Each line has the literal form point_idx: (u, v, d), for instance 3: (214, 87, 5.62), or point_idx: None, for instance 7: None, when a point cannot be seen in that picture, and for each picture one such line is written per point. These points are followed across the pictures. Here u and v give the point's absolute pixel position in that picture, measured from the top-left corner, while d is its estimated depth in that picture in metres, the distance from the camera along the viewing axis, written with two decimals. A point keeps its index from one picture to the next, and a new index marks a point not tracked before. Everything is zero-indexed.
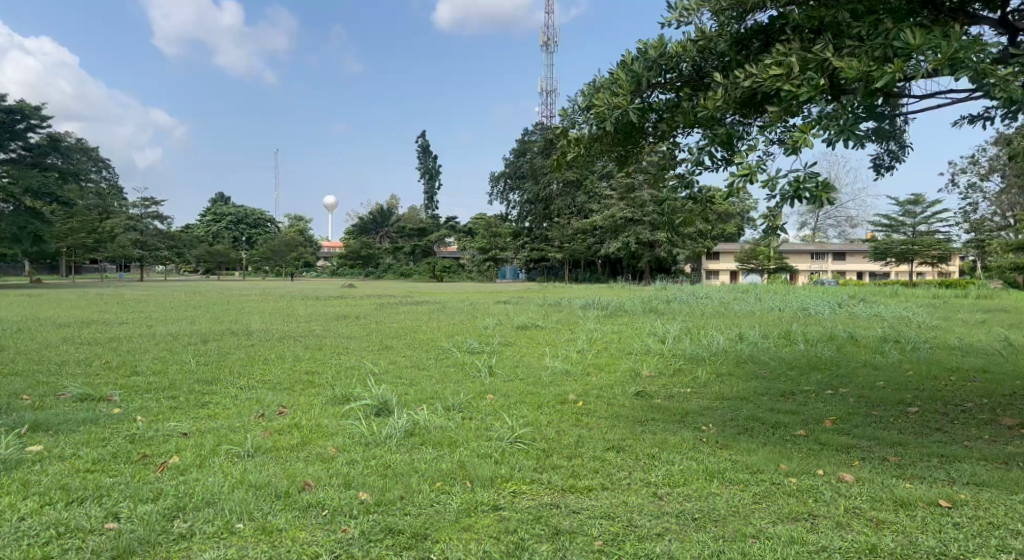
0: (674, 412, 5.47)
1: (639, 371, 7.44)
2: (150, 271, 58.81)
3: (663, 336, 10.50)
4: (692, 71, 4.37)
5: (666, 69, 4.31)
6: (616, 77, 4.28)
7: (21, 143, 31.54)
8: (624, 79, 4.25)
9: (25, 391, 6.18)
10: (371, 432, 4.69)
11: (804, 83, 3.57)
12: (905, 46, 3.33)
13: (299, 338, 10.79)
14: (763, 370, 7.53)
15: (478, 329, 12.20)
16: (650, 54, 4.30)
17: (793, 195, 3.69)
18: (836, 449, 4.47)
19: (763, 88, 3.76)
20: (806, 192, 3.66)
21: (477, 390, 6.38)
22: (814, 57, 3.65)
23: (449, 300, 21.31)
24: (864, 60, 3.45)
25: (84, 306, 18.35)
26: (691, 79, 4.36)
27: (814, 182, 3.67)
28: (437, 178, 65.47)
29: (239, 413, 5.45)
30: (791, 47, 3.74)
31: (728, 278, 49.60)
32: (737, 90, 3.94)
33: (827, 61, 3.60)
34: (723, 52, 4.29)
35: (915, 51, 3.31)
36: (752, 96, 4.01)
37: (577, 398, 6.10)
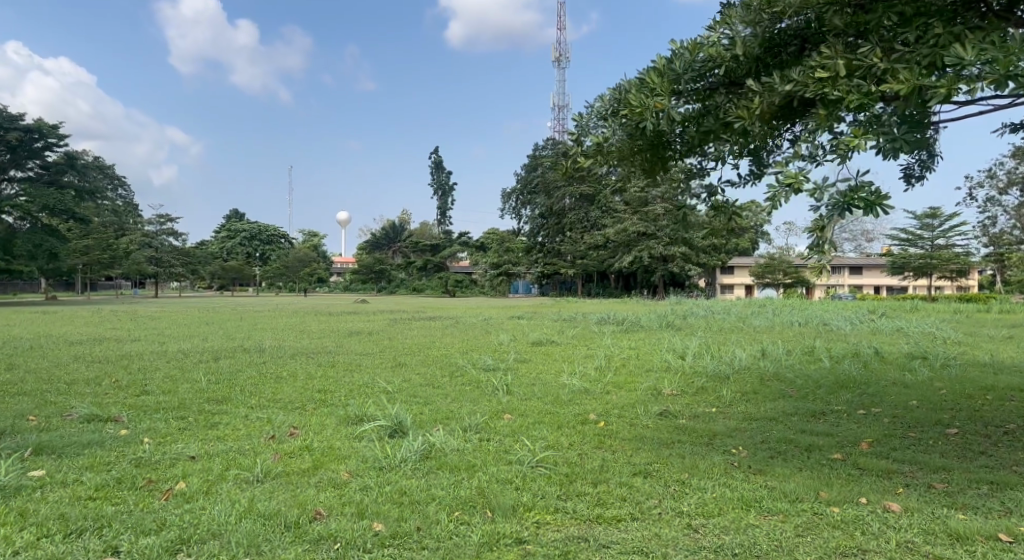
0: (699, 432, 5.26)
1: (661, 389, 7.20)
2: (165, 287, 59.11)
3: (683, 352, 10.24)
4: (725, 76, 4.17)
5: (697, 76, 4.12)
6: (647, 84, 4.09)
7: (39, 161, 31.87)
8: (654, 86, 4.07)
9: (31, 412, 6.04)
10: (386, 456, 4.49)
11: (852, 90, 3.37)
12: (958, 59, 3.11)
13: (313, 355, 10.66)
14: (790, 389, 7.25)
15: (493, 346, 12.02)
16: (680, 60, 4.11)
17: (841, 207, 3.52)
18: (877, 475, 4.24)
19: (807, 93, 3.56)
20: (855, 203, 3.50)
21: (494, 410, 6.18)
22: (862, 63, 3.45)
23: (462, 315, 21.11)
24: (917, 68, 3.24)
25: (98, 323, 18.35)
26: (723, 85, 4.16)
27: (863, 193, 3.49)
28: (450, 194, 65.64)
29: (249, 435, 5.27)
30: (836, 51, 3.54)
31: (743, 293, 49.12)
32: (775, 96, 3.74)
33: (876, 67, 3.39)
34: (758, 57, 4.09)
35: (969, 64, 3.08)
36: (790, 103, 3.82)
37: (598, 418, 5.88)
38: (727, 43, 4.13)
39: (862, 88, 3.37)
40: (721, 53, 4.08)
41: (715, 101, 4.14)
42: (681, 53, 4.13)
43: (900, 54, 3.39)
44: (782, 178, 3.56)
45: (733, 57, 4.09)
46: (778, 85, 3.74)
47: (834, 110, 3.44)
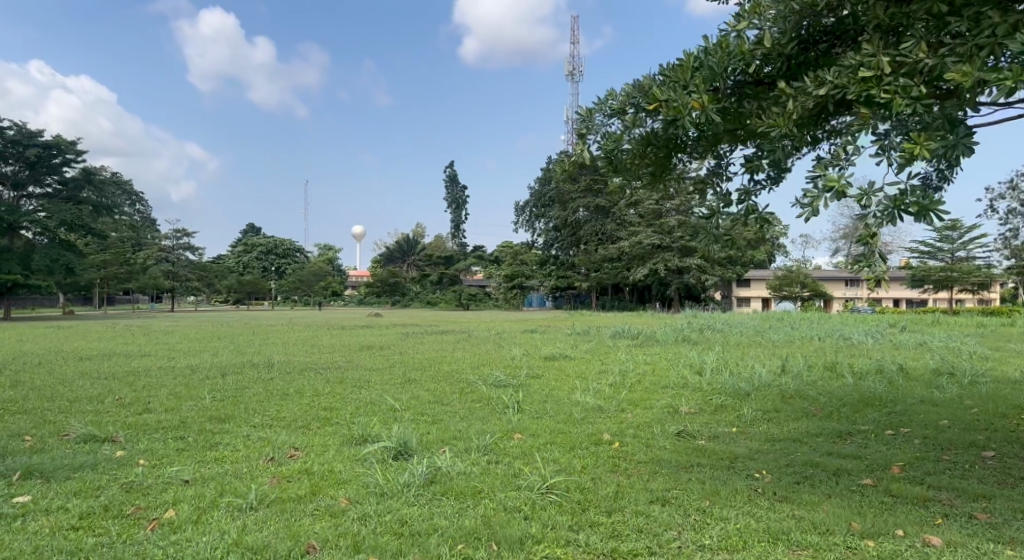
0: (717, 454, 5.02)
1: (677, 408, 6.92)
2: (181, 301, 59.41)
3: (700, 368, 9.93)
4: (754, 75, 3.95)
5: (726, 73, 3.92)
6: (675, 79, 3.88)
7: (57, 177, 32.10)
8: (683, 81, 3.85)
9: (27, 431, 5.86)
10: (388, 481, 4.27)
11: (897, 89, 3.17)
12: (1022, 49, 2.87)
13: (321, 370, 10.45)
14: (812, 408, 6.97)
15: (505, 361, 11.76)
16: (710, 56, 3.90)
17: (893, 211, 3.49)
18: (910, 503, 3.95)
19: (848, 93, 3.36)
20: (907, 206, 3.43)
21: (503, 429, 5.92)
22: (906, 59, 3.24)
23: (475, 328, 20.83)
24: (972, 63, 3.02)
25: (110, 338, 18.24)
26: (751, 84, 3.94)
27: (914, 196, 3.44)
28: (464, 208, 65.68)
29: (248, 456, 5.06)
30: (877, 46, 3.34)
31: (760, 306, 48.55)
32: (810, 96, 3.53)
33: (923, 63, 3.18)
34: (791, 54, 3.87)
35: None
36: (824, 105, 3.61)
37: (612, 438, 5.62)
38: (755, 39, 3.93)
39: (908, 87, 3.15)
40: (752, 50, 3.87)
41: (741, 102, 3.93)
42: (711, 49, 3.93)
43: (948, 48, 3.20)
44: (824, 183, 3.47)
45: (763, 54, 3.89)
46: (814, 83, 3.54)
47: (879, 109, 3.26)
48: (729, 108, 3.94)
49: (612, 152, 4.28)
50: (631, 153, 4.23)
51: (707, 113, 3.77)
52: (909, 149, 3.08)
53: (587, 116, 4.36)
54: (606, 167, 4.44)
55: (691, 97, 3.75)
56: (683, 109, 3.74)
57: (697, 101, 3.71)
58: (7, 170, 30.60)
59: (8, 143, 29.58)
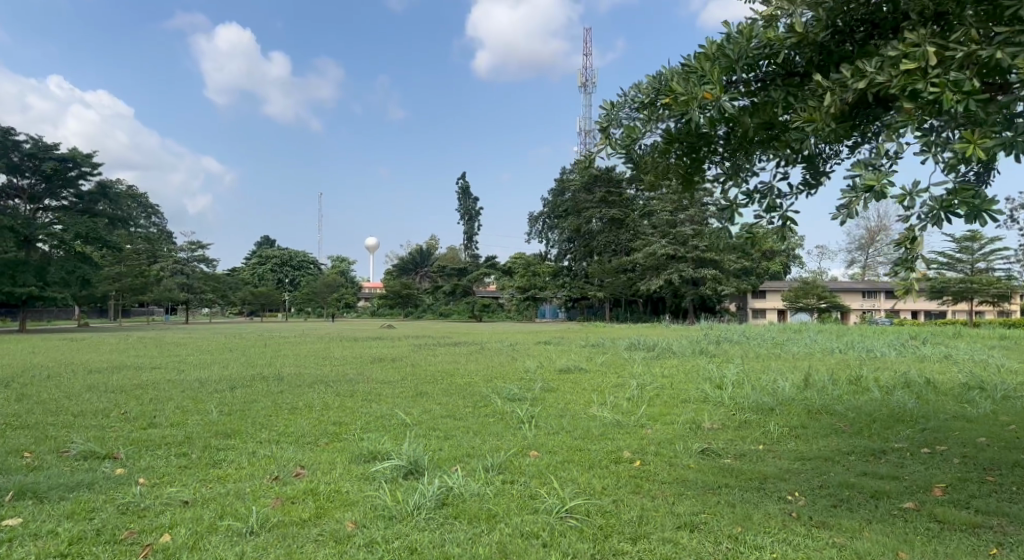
0: (747, 474, 4.79)
1: (699, 423, 6.65)
2: (195, 313, 59.67)
3: (721, 381, 9.62)
4: (783, 65, 3.73)
5: (751, 64, 3.71)
6: (693, 68, 3.69)
7: (73, 191, 32.29)
8: (701, 70, 3.66)
9: (26, 448, 5.66)
10: (396, 502, 4.03)
11: (951, 84, 2.96)
12: None
13: (332, 383, 10.23)
14: (841, 425, 6.67)
15: (519, 373, 11.49)
16: (734, 42, 3.70)
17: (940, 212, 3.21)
18: (959, 529, 3.67)
19: (893, 85, 3.13)
20: (958, 206, 3.17)
21: (518, 445, 5.67)
22: (955, 49, 3.03)
23: (488, 341, 20.54)
24: None
25: (123, 351, 18.15)
26: (780, 75, 3.73)
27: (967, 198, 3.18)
28: (476, 219, 65.54)
29: (252, 475, 4.85)
30: (922, 36, 3.13)
31: (776, 317, 47.98)
32: (848, 90, 3.31)
33: (978, 54, 2.96)
34: (824, 43, 3.64)
35: None
36: (863, 98, 3.39)
37: (633, 455, 5.37)
38: (787, 27, 3.71)
39: (960, 81, 2.94)
40: (781, 36, 3.66)
41: (771, 95, 3.71)
42: (735, 35, 3.73)
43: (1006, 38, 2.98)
44: (864, 183, 3.25)
45: (794, 42, 3.66)
46: (852, 72, 3.32)
47: (925, 103, 3.05)
48: (756, 102, 3.74)
49: (631, 147, 4.08)
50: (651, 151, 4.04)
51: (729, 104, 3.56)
52: (964, 148, 2.92)
53: (608, 109, 4.18)
54: (626, 166, 4.25)
55: (708, 86, 3.55)
56: (698, 99, 3.55)
57: (712, 89, 3.52)
58: (24, 183, 30.77)
59: (25, 157, 29.74)
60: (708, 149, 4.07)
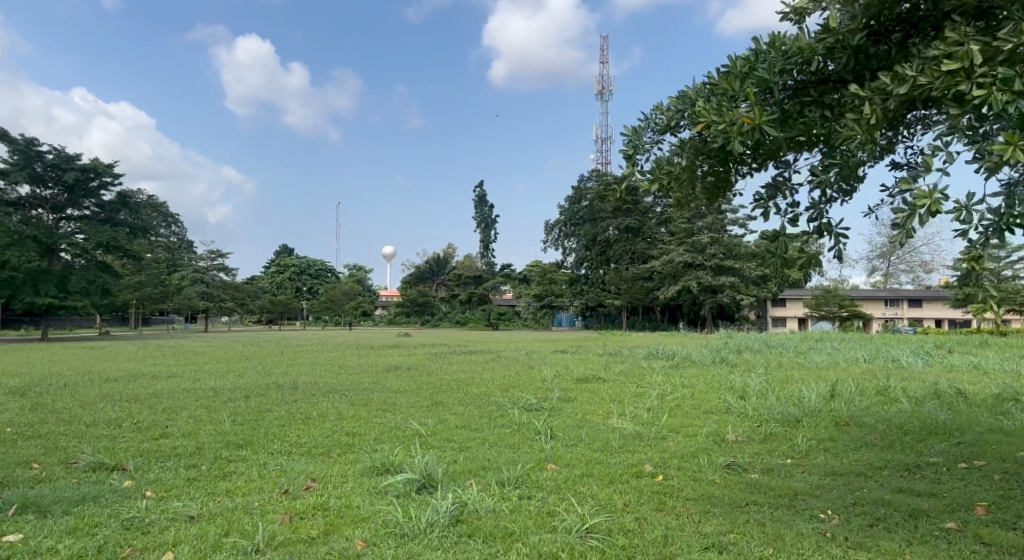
0: (777, 492, 4.60)
1: (723, 435, 6.43)
2: (214, 321, 60.06)
3: (744, 391, 9.38)
4: (816, 74, 3.52)
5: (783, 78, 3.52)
6: (722, 89, 3.51)
7: (95, 201, 32.55)
8: (733, 91, 3.48)
9: (34, 459, 5.56)
10: (408, 518, 3.88)
11: (997, 85, 2.74)
12: None
13: (347, 392, 10.10)
14: (871, 437, 6.43)
15: (536, 382, 11.29)
16: (763, 56, 3.50)
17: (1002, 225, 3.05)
18: (1009, 554, 3.44)
19: (935, 92, 2.93)
20: None
21: (536, 458, 5.49)
22: (1000, 45, 2.81)
23: (505, 349, 20.36)
24: None
25: (141, 359, 18.16)
26: (813, 85, 3.53)
27: None
28: (493, 227, 65.48)
29: (261, 489, 4.71)
30: (964, 33, 2.92)
31: (796, 325, 47.38)
32: (890, 99, 3.09)
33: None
34: (859, 46, 3.43)
35: None
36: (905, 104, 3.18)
37: (655, 470, 5.16)
38: (817, 34, 3.50)
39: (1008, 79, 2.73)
40: (813, 45, 3.47)
41: (807, 108, 3.50)
42: (765, 48, 3.53)
43: None
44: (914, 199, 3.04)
45: (826, 50, 3.46)
46: (891, 78, 3.12)
47: (973, 106, 2.85)
48: (791, 115, 3.53)
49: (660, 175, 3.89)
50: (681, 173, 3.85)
51: (769, 128, 3.34)
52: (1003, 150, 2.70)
53: (632, 135, 3.98)
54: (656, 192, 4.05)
55: (745, 109, 3.35)
56: (736, 124, 3.35)
57: (751, 113, 3.31)
58: (46, 193, 31.07)
59: (48, 167, 30.02)
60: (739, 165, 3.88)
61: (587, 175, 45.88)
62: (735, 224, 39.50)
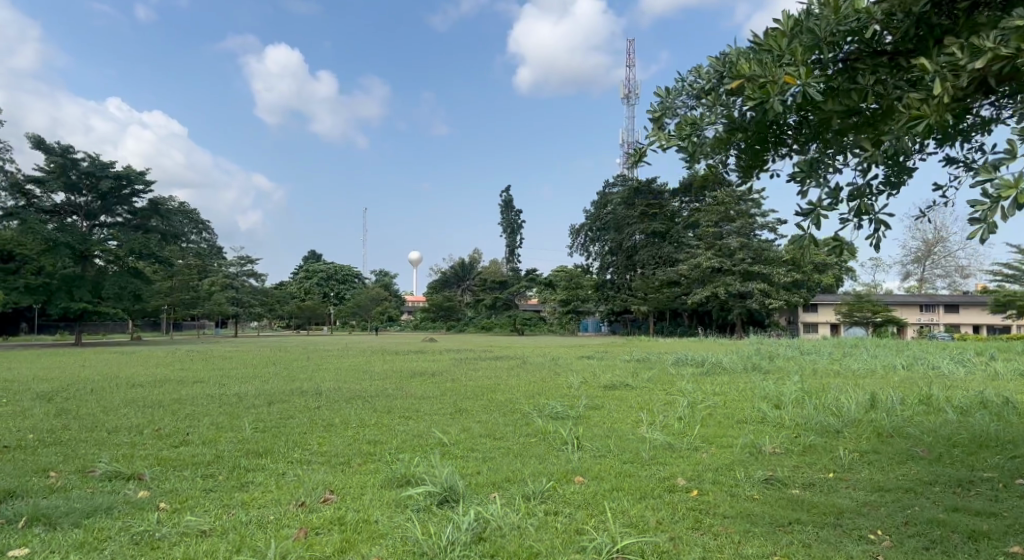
0: (820, 508, 4.34)
1: (760, 448, 6.16)
2: (244, 326, 60.68)
3: (779, 401, 9.04)
4: (869, 40, 3.25)
5: (835, 43, 3.26)
6: (767, 48, 3.29)
7: (127, 208, 33.02)
8: (777, 51, 3.27)
9: (51, 467, 5.46)
10: (428, 535, 3.68)
11: None
12: None
13: (370, 398, 9.96)
14: (918, 450, 6.11)
15: (561, 389, 11.06)
16: (814, 16, 3.26)
17: None
18: None
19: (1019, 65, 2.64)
20: None
21: (563, 470, 5.26)
22: None
23: (531, 354, 20.12)
24: None
25: (169, 364, 18.31)
26: (868, 53, 3.26)
27: None
28: (519, 232, 65.32)
29: (277, 500, 4.54)
30: None
31: (828, 331, 46.43)
32: (961, 75, 2.81)
33: None
34: (921, 14, 3.13)
35: None
36: (979, 81, 2.88)
37: (688, 484, 4.91)
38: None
39: None
40: (870, 9, 3.19)
41: (856, 79, 3.27)
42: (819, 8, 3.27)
43: None
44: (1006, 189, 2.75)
45: (886, 15, 3.19)
46: (964, 48, 2.83)
47: None
48: (839, 87, 3.30)
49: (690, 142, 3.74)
50: (713, 144, 3.63)
51: (812, 92, 3.14)
52: None
53: (664, 97, 3.83)
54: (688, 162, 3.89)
55: (789, 67, 3.19)
56: (777, 84, 3.19)
57: (794, 73, 3.13)
58: (81, 200, 31.53)
59: (83, 175, 30.48)
60: (778, 142, 3.65)
61: (613, 179, 45.57)
62: (765, 228, 38.88)
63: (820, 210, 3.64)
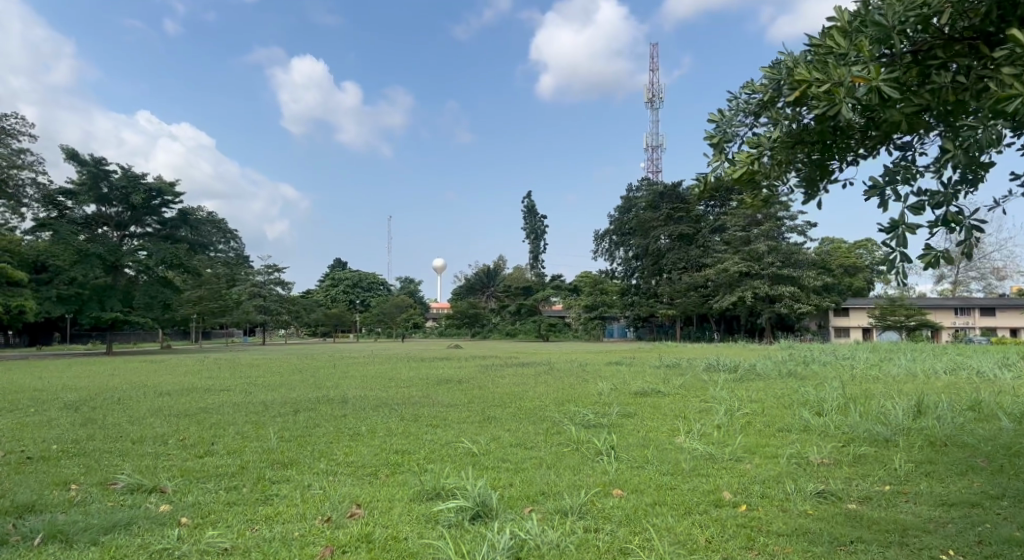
0: (883, 525, 4.04)
1: (808, 459, 5.87)
2: (271, 334, 61.12)
3: (821, 408, 8.69)
4: (941, 29, 2.99)
5: (905, 35, 2.99)
6: (828, 50, 3.06)
7: (156, 218, 33.35)
8: (840, 50, 3.02)
9: (71, 480, 5.31)
10: (462, 553, 3.46)
11: None
12: None
13: (397, 407, 9.76)
14: (978, 459, 5.76)
15: (592, 397, 10.77)
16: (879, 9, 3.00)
17: None
18: None
19: None
20: None
21: (601, 482, 5.01)
22: None
23: (557, 360, 19.77)
24: None
25: (195, 373, 18.29)
26: (942, 41, 2.99)
27: None
28: (543, 238, 65.06)
29: (303, 515, 4.35)
30: None
31: (860, 335, 45.47)
32: None
33: None
34: None
35: None
36: None
37: (735, 497, 4.65)
38: None
39: None
40: None
41: (930, 73, 3.01)
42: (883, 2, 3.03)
43: None
44: None
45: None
46: None
47: None
48: (912, 82, 3.03)
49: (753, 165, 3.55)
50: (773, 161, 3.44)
51: (887, 89, 2.88)
52: None
53: (721, 118, 3.64)
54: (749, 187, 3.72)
55: (855, 69, 2.92)
56: (844, 86, 2.93)
57: (863, 74, 2.88)
58: (111, 211, 31.87)
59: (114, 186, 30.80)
60: (844, 148, 3.43)
61: (638, 184, 45.19)
62: (794, 231, 38.20)
63: (907, 226, 3.37)
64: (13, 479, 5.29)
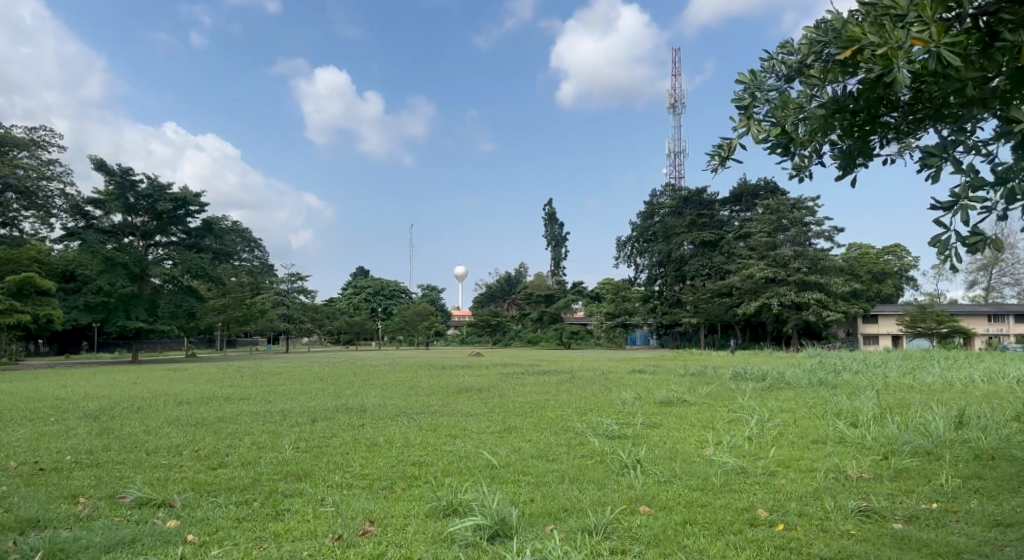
0: (933, 548, 3.74)
1: (846, 474, 5.56)
2: (294, 342, 61.48)
3: (856, 419, 8.34)
4: None
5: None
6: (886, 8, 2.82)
7: (181, 228, 33.58)
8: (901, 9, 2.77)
9: (80, 493, 5.17)
10: None
11: None
12: None
13: (416, 416, 9.56)
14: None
15: (615, 406, 10.47)
16: None
17: None
18: None
19: None
20: None
21: (626, 498, 4.73)
22: None
23: (580, 369, 19.45)
24: None
25: (218, 381, 18.33)
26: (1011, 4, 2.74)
27: None
28: (564, 245, 64.78)
29: (312, 532, 4.16)
30: None
31: (890, 343, 44.55)
32: None
33: None
34: None
35: None
36: None
37: (771, 516, 4.37)
38: None
39: None
40: None
41: (1001, 38, 2.75)
42: None
43: None
44: None
45: None
46: None
47: None
48: (978, 49, 2.78)
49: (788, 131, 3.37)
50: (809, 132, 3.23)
51: (950, 55, 2.65)
52: None
53: (751, 78, 3.49)
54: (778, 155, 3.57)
55: (915, 29, 2.70)
56: (905, 48, 2.70)
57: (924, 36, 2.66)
58: (138, 221, 32.14)
59: (140, 197, 31.06)
60: (890, 123, 3.21)
61: (661, 189, 44.78)
62: (820, 237, 37.54)
63: (965, 199, 3.11)
64: (20, 492, 5.14)
